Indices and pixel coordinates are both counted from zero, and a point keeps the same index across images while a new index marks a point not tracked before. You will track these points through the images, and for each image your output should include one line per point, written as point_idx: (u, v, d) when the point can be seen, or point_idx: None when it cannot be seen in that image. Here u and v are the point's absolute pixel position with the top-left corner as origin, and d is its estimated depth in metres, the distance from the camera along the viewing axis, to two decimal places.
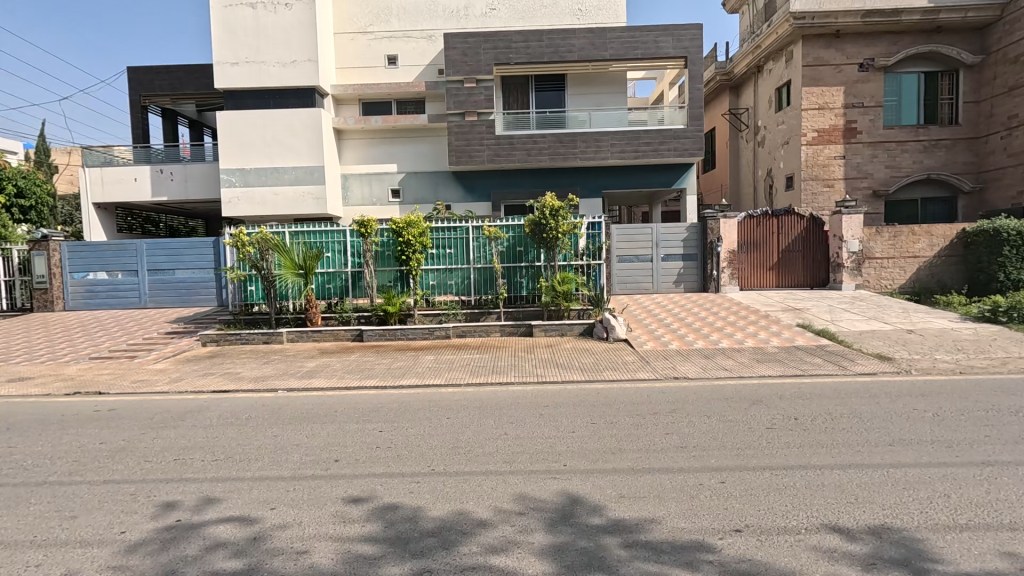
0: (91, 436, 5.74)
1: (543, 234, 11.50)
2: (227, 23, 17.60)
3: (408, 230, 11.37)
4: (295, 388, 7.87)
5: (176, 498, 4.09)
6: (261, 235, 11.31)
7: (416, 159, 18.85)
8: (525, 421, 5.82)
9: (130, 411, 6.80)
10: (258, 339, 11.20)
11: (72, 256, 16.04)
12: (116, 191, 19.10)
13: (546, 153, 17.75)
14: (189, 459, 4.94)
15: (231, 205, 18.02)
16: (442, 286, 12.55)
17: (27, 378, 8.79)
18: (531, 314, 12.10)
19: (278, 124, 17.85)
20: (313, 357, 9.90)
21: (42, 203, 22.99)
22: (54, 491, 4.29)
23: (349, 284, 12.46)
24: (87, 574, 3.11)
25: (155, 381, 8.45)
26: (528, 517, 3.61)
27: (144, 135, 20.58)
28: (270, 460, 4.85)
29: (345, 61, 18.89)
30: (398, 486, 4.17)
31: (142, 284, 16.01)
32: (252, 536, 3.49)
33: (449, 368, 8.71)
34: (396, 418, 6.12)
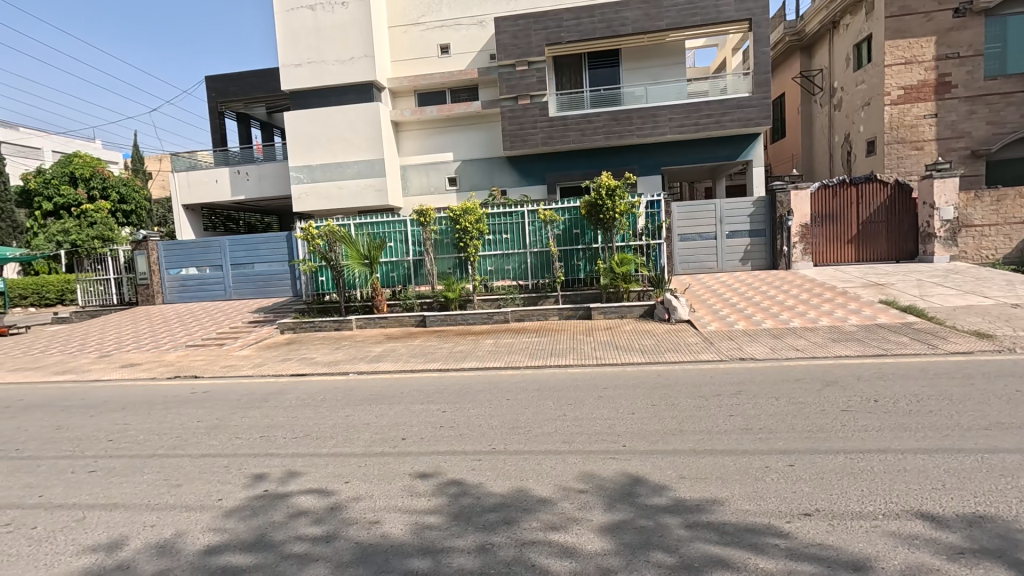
0: (190, 415, 6.40)
1: (600, 216, 11.33)
2: (291, 27, 18.51)
3: (465, 217, 11.58)
4: (364, 371, 8.35)
5: (264, 471, 4.49)
6: (329, 228, 11.98)
7: (472, 146, 19.05)
8: (584, 402, 5.86)
9: (221, 393, 7.50)
10: (329, 326, 11.89)
11: (167, 253, 17.68)
12: (200, 193, 20.77)
13: (601, 132, 17.37)
14: (273, 436, 5.40)
15: (300, 201, 19.04)
16: (500, 271, 12.70)
17: (136, 364, 9.87)
18: (589, 297, 12.03)
19: (340, 121, 18.59)
20: (381, 342, 10.41)
21: (140, 207, 25.49)
22: (162, 462, 4.85)
23: (411, 272, 12.89)
24: (193, 534, 3.52)
25: (241, 367, 9.22)
26: (588, 495, 3.66)
27: (222, 139, 22.15)
28: (343, 438, 5.21)
29: (399, 53, 19.28)
30: (462, 463, 4.35)
31: (227, 277, 17.39)
32: (330, 506, 3.78)
33: (508, 351, 8.88)
34: (459, 399, 6.35)
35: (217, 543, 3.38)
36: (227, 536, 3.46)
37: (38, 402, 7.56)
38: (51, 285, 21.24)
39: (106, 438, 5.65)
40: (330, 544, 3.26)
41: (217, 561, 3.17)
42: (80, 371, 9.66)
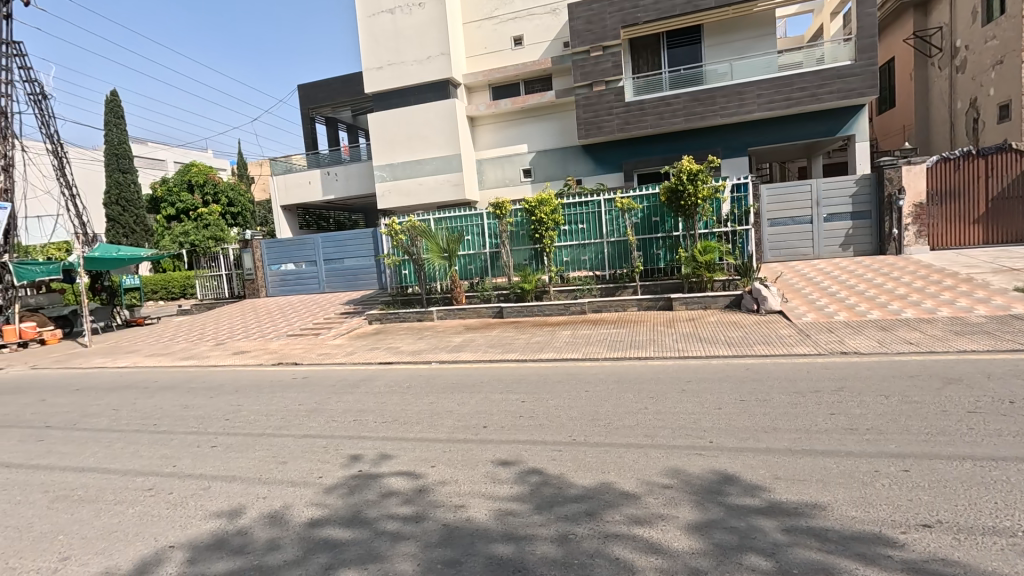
0: (291, 398, 7.00)
1: (680, 202, 10.85)
2: (372, 32, 19.44)
3: (540, 208, 11.59)
4: (445, 360, 8.67)
5: (359, 452, 4.81)
6: (411, 223, 12.53)
7: (546, 137, 18.96)
8: (666, 395, 5.66)
9: (319, 378, 8.14)
10: (412, 317, 12.43)
11: (270, 251, 19.34)
12: (296, 194, 22.49)
13: (681, 115, 16.55)
14: (365, 420, 5.77)
15: (384, 198, 19.98)
16: (576, 262, 12.57)
17: (246, 352, 10.93)
18: (670, 288, 11.59)
19: (419, 119, 19.24)
20: (460, 333, 10.72)
21: (246, 209, 27.90)
22: (269, 440, 5.35)
23: (488, 264, 13.10)
24: (299, 507, 3.86)
25: (335, 354, 9.92)
26: (673, 491, 3.55)
27: (313, 143, 23.76)
28: (428, 424, 5.43)
29: (474, 48, 19.53)
30: (542, 454, 4.38)
31: (320, 272, 18.72)
32: (418, 488, 3.97)
33: (586, 342, 8.79)
34: (537, 389, 6.40)
35: (319, 517, 3.67)
36: (328, 511, 3.74)
37: (170, 383, 8.63)
38: (175, 281, 24.11)
39: (223, 418, 6.32)
40: (419, 524, 3.43)
41: (319, 533, 3.44)
42: (201, 357, 10.90)
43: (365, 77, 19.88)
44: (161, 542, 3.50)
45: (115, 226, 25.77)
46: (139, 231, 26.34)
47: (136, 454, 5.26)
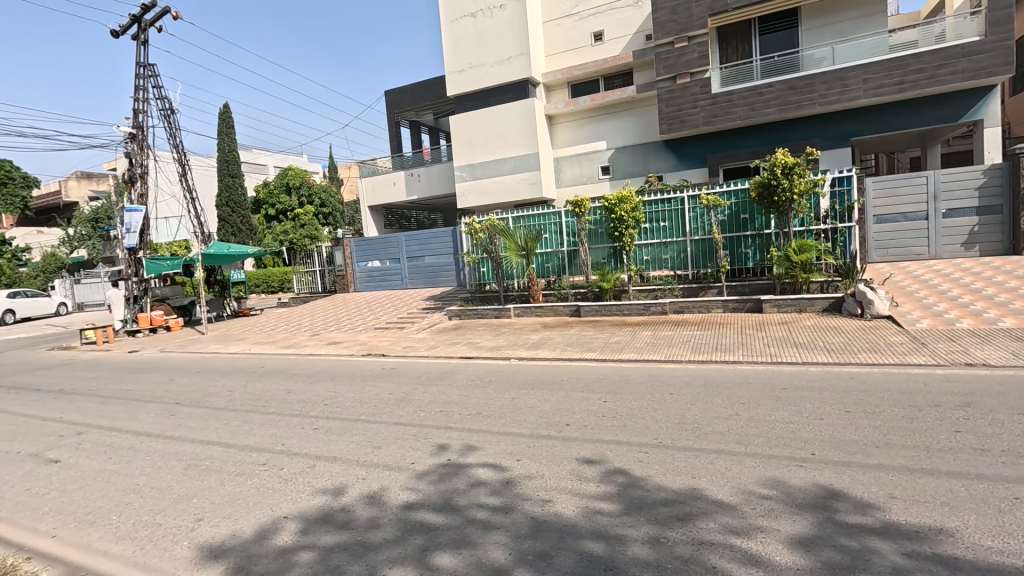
0: (381, 388, 7.42)
1: (773, 197, 10.21)
2: (455, 36, 20.03)
3: (620, 205, 11.39)
4: (524, 356, 8.79)
5: (446, 442, 5.00)
6: (490, 222, 12.79)
7: (626, 133, 18.56)
8: (759, 402, 5.36)
9: (405, 370, 8.57)
10: (490, 314, 12.68)
11: (357, 249, 20.55)
12: (382, 194, 23.74)
13: (774, 104, 15.54)
14: (450, 411, 6.00)
15: (463, 197, 20.56)
16: (657, 261, 12.23)
17: (338, 343, 11.73)
18: (760, 288, 10.97)
19: (498, 120, 19.58)
20: (538, 330, 10.80)
21: (336, 210, 29.88)
22: (364, 426, 5.71)
23: (565, 262, 13.06)
24: (394, 489, 4.10)
25: (418, 348, 10.40)
26: (772, 502, 3.38)
27: (398, 146, 24.92)
28: (511, 419, 5.54)
29: (553, 46, 19.52)
30: (628, 454, 4.33)
31: (403, 269, 19.63)
32: (505, 480, 4.08)
33: (669, 343, 8.55)
34: (619, 389, 6.32)
35: (413, 501, 3.88)
36: (421, 496, 3.94)
37: (274, 369, 9.46)
38: (275, 276, 26.33)
39: (323, 402, 6.84)
40: (508, 515, 3.52)
41: (415, 516, 3.64)
42: (300, 346, 11.82)
43: (448, 81, 20.54)
44: (277, 513, 3.86)
45: (226, 225, 28.55)
46: (245, 230, 29.00)
47: (250, 431, 5.82)
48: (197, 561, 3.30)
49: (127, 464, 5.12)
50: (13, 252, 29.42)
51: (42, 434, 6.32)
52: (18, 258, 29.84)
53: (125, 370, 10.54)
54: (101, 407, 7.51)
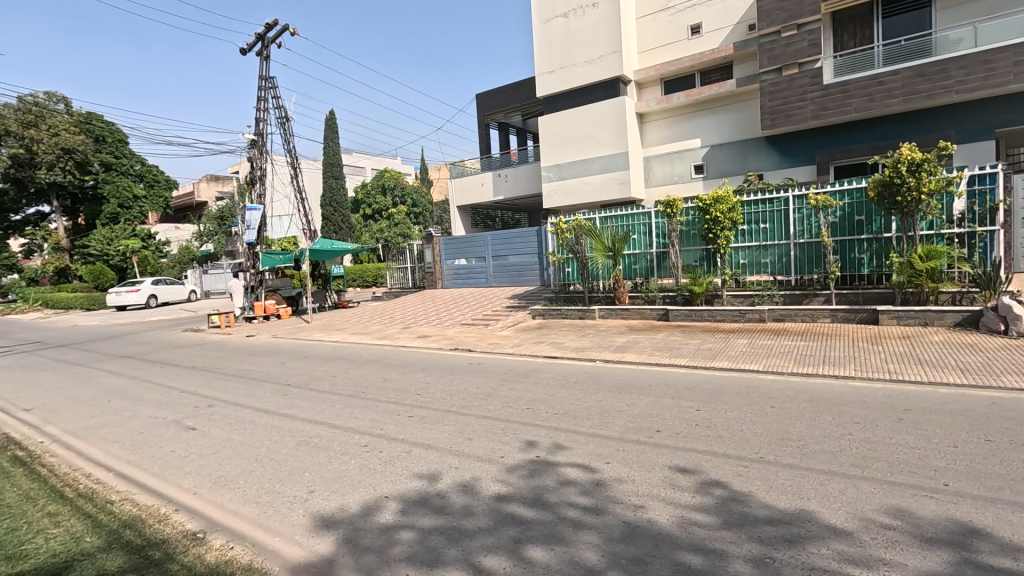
0: (469, 382, 7.64)
1: (895, 198, 9.22)
2: (546, 38, 20.16)
3: (716, 206, 10.86)
4: (610, 359, 8.66)
5: (535, 440, 5.06)
6: (577, 222, 12.72)
7: (723, 130, 17.63)
8: (877, 423, 4.86)
9: (492, 365, 8.79)
10: (574, 314, 12.63)
11: (446, 247, 21.34)
12: (470, 195, 24.48)
13: (898, 94, 14.00)
14: (537, 410, 6.05)
15: (550, 197, 20.68)
16: (755, 265, 11.48)
17: (428, 336, 12.26)
18: (876, 298, 9.92)
19: (587, 119, 19.43)
20: (624, 333, 10.58)
21: (426, 210, 31.26)
22: (454, 417, 5.94)
23: (653, 265, 12.66)
24: (486, 480, 4.23)
25: (504, 345, 10.61)
26: (897, 533, 3.06)
27: (486, 147, 25.53)
28: (599, 421, 5.49)
29: (647, 42, 18.99)
30: (726, 467, 4.13)
31: (488, 268, 20.13)
32: (595, 481, 4.06)
33: (767, 353, 8.01)
34: (712, 399, 6.03)
35: (505, 493, 3.97)
36: (512, 489, 4.03)
37: (371, 358, 10.10)
38: (370, 271, 28.09)
39: (416, 392, 7.20)
40: (599, 517, 3.50)
41: (506, 509, 3.73)
42: (393, 338, 12.53)
43: (538, 82, 20.71)
44: (378, 492, 4.13)
45: (329, 224, 30.94)
46: (345, 228, 31.21)
47: (352, 415, 6.27)
48: (312, 528, 3.62)
49: (249, 436, 5.73)
50: (156, 245, 33.89)
51: (182, 404, 7.26)
52: (161, 251, 34.34)
53: (245, 352, 11.79)
54: (227, 383, 8.47)
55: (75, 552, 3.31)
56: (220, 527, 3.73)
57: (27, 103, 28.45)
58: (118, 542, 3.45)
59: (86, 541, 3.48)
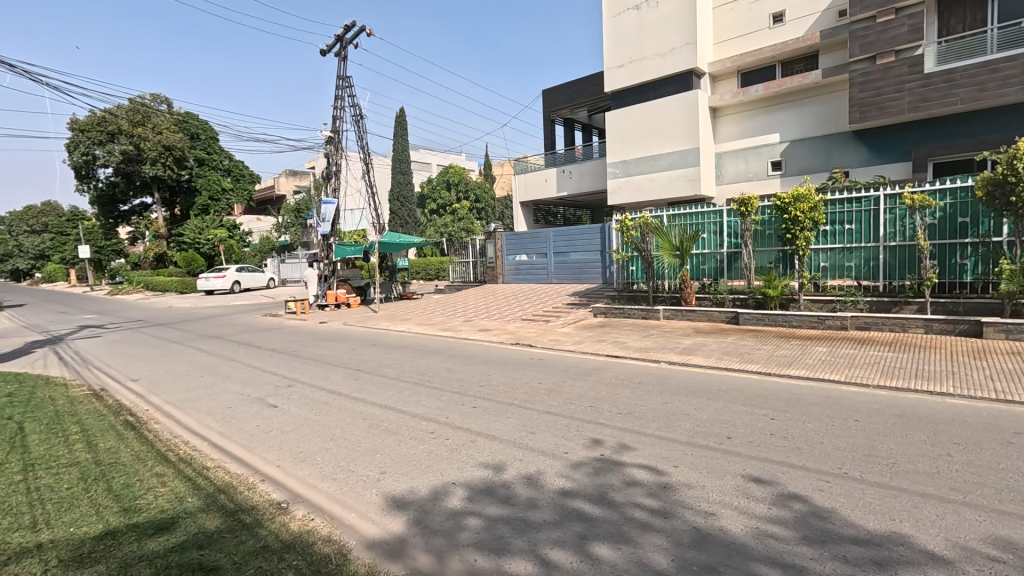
0: (530, 377, 7.70)
1: (1008, 198, 8.30)
2: (617, 31, 19.79)
3: (796, 205, 10.25)
4: (675, 361, 8.42)
5: (599, 438, 5.01)
6: (643, 220, 12.42)
7: (805, 123, 16.57)
8: (981, 446, 4.42)
9: (553, 362, 8.78)
10: (637, 314, 12.38)
11: (507, 243, 21.52)
12: (533, 190, 24.52)
13: (1013, 83, 12.59)
14: (601, 408, 5.99)
15: (614, 194, 20.36)
16: (837, 268, 10.76)
17: (489, 330, 12.45)
18: (979, 309, 9.00)
19: (657, 114, 18.91)
20: (690, 335, 10.25)
21: (488, 205, 31.64)
22: (518, 411, 6.00)
23: (723, 265, 12.16)
24: (550, 475, 4.25)
25: (565, 342, 10.58)
26: (1006, 567, 2.79)
27: (551, 143, 25.46)
28: (665, 423, 5.36)
29: (724, 33, 18.16)
30: (805, 480, 3.91)
31: (549, 264, 20.12)
32: (662, 484, 3.98)
33: (848, 363, 7.49)
34: (788, 408, 5.71)
35: (570, 489, 3.98)
36: (577, 485, 4.03)
37: (435, 349, 10.38)
38: (433, 264, 28.89)
39: (479, 384, 7.34)
40: (668, 520, 3.43)
41: (571, 504, 3.73)
42: (455, 330, 12.82)
43: (606, 76, 20.39)
44: (445, 478, 4.26)
45: (396, 218, 32.08)
46: (410, 223, 32.25)
47: (419, 402, 6.50)
48: (385, 508, 3.80)
49: (325, 416, 6.08)
50: (240, 235, 36.56)
51: (265, 383, 7.81)
52: (244, 240, 37.03)
53: (318, 338, 12.49)
54: (303, 366, 9.03)
55: (178, 510, 3.66)
56: (301, 500, 3.99)
57: (135, 105, 31.48)
58: (214, 505, 3.77)
59: (188, 501, 3.83)
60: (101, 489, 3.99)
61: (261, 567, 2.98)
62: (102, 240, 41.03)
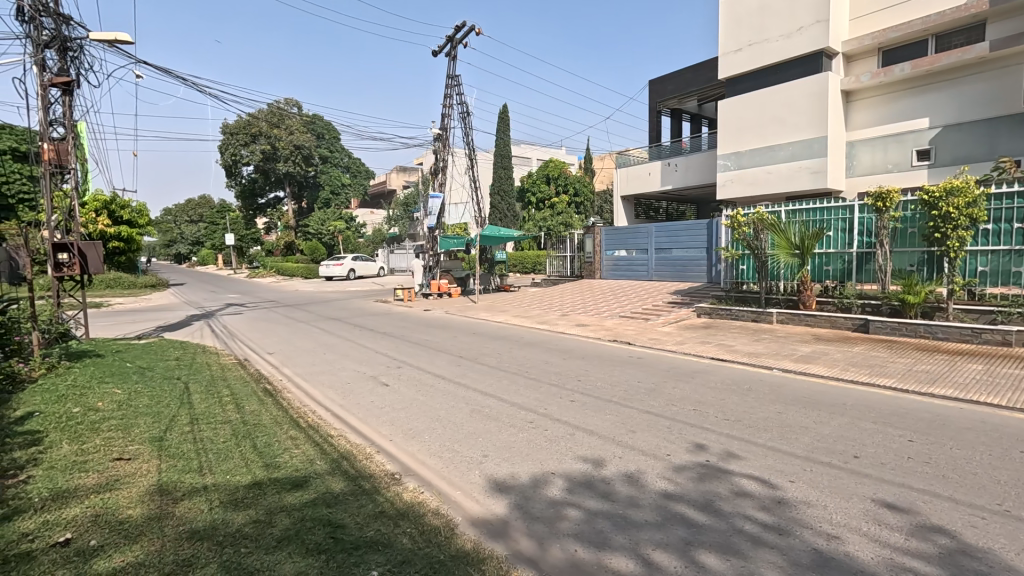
0: (630, 375, 7.54)
1: None
2: (735, 14, 18.54)
3: (948, 199, 8.93)
4: (791, 368, 7.76)
5: (704, 443, 4.79)
6: (758, 215, 11.54)
7: (963, 105, 14.33)
8: None
9: (653, 361, 8.52)
10: (747, 316, 11.59)
11: (606, 238, 21.15)
12: (636, 184, 23.81)
13: None
14: (706, 413, 5.70)
15: (724, 188, 19.19)
16: (999, 273, 9.23)
17: (586, 325, 12.35)
18: None
19: (777, 101, 17.45)
20: (808, 342, 9.39)
21: (587, 199, 31.31)
22: (616, 408, 5.91)
23: (852, 267, 10.98)
24: (652, 475, 4.15)
25: (665, 341, 10.20)
26: None
27: (656, 135, 24.54)
28: (780, 435, 4.97)
29: (862, 7, 16.22)
30: (952, 513, 3.43)
31: (650, 260, 19.49)
32: (776, 499, 3.71)
33: (1010, 385, 6.41)
34: (930, 430, 5.04)
35: (673, 492, 3.86)
36: (679, 489, 3.90)
37: (532, 341, 10.54)
38: (530, 257, 29.32)
39: (577, 378, 7.34)
40: (783, 537, 3.20)
41: (675, 508, 3.62)
42: (553, 324, 12.90)
43: (722, 63, 19.20)
44: (545, 467, 4.34)
45: (496, 212, 32.89)
46: (509, 216, 32.90)
47: (518, 392, 6.66)
48: (487, 489, 3.96)
49: (431, 398, 6.46)
50: (355, 227, 39.79)
51: (378, 363, 8.46)
52: (359, 231, 40.19)
53: (423, 324, 13.23)
54: (411, 350, 9.65)
55: (310, 471, 4.12)
56: (412, 472, 4.30)
57: (274, 109, 35.35)
58: (339, 469, 4.19)
59: (317, 463, 4.30)
60: (249, 445, 4.61)
61: (380, 529, 3.26)
62: (244, 229, 46.80)
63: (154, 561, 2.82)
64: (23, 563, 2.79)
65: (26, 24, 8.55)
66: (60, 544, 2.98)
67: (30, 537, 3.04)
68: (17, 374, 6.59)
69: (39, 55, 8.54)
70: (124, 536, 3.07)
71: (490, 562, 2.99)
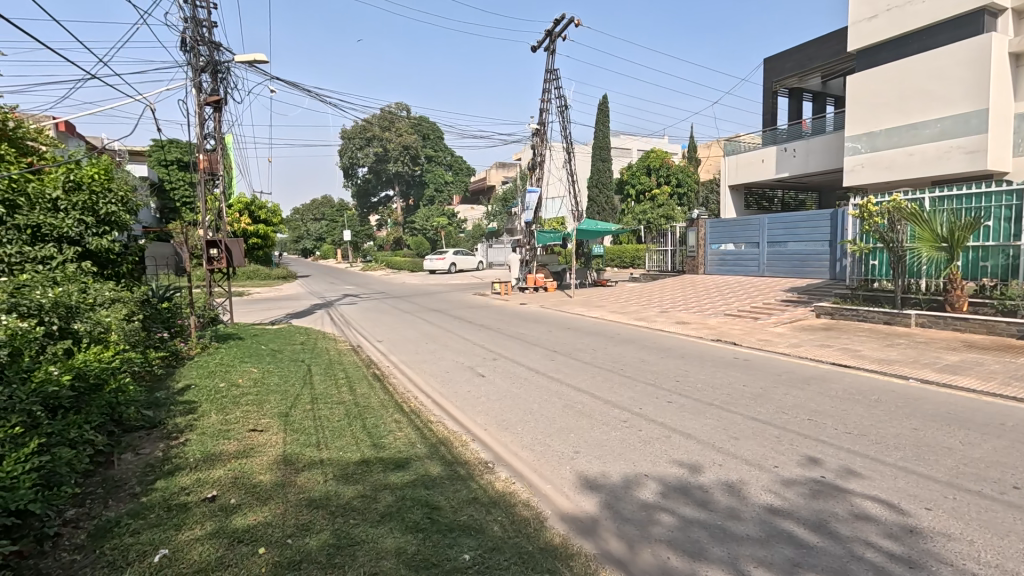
0: (735, 378, 7.05)
1: None
2: None
3: None
4: (931, 379, 6.77)
5: (819, 457, 4.36)
6: (894, 202, 10.12)
7: None
8: None
9: (762, 364, 7.90)
10: (878, 318, 10.31)
11: (712, 231, 19.92)
12: (746, 172, 22.14)
13: None
14: (822, 424, 5.16)
15: (854, 173, 17.19)
16: None
17: (687, 323, 11.77)
18: None
19: (923, 71, 15.19)
20: (956, 349, 8.12)
21: (692, 190, 29.66)
22: (719, 413, 5.57)
23: (1018, 263, 9.34)
24: (757, 487, 3.86)
25: (777, 343, 9.40)
26: None
27: (771, 118, 22.58)
28: (915, 455, 4.36)
29: None
30: None
31: (761, 254, 18.05)
32: (907, 527, 3.27)
33: None
34: None
35: (780, 508, 3.56)
36: (788, 504, 3.59)
37: (629, 338, 10.26)
38: (629, 252, 28.57)
39: (676, 379, 7.02)
40: (914, 571, 2.82)
41: (782, 524, 3.34)
42: (651, 321, 12.46)
43: (852, 33, 17.15)
44: (638, 469, 4.22)
45: (593, 205, 32.47)
46: (607, 210, 32.29)
47: (612, 389, 6.53)
48: (577, 486, 3.96)
49: (525, 391, 6.57)
50: (457, 222, 41.46)
51: (475, 355, 8.78)
52: (460, 227, 41.76)
53: (518, 318, 13.48)
54: (506, 343, 9.88)
55: (411, 453, 4.41)
56: (504, 463, 4.42)
57: (385, 114, 37.90)
58: (437, 454, 4.44)
59: (418, 446, 4.58)
60: (360, 425, 5.03)
61: (473, 515, 3.40)
62: (359, 226, 50.83)
63: (279, 523, 3.20)
64: (182, 512, 3.32)
65: (187, 53, 10.03)
66: (208, 499, 3.50)
67: (187, 491, 3.61)
68: (179, 352, 7.83)
69: (197, 78, 9.97)
70: (257, 498, 3.53)
71: (578, 560, 2.99)
